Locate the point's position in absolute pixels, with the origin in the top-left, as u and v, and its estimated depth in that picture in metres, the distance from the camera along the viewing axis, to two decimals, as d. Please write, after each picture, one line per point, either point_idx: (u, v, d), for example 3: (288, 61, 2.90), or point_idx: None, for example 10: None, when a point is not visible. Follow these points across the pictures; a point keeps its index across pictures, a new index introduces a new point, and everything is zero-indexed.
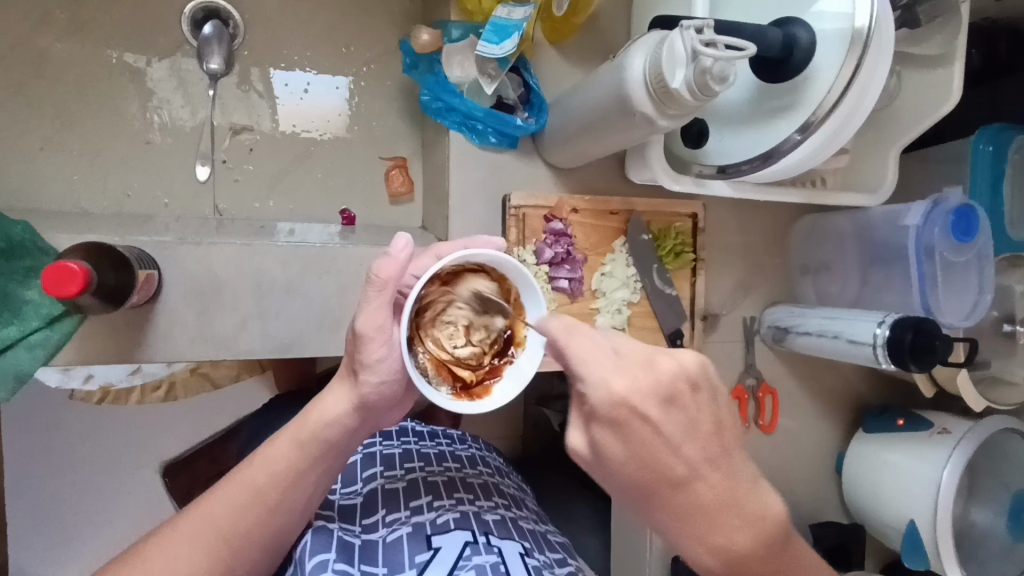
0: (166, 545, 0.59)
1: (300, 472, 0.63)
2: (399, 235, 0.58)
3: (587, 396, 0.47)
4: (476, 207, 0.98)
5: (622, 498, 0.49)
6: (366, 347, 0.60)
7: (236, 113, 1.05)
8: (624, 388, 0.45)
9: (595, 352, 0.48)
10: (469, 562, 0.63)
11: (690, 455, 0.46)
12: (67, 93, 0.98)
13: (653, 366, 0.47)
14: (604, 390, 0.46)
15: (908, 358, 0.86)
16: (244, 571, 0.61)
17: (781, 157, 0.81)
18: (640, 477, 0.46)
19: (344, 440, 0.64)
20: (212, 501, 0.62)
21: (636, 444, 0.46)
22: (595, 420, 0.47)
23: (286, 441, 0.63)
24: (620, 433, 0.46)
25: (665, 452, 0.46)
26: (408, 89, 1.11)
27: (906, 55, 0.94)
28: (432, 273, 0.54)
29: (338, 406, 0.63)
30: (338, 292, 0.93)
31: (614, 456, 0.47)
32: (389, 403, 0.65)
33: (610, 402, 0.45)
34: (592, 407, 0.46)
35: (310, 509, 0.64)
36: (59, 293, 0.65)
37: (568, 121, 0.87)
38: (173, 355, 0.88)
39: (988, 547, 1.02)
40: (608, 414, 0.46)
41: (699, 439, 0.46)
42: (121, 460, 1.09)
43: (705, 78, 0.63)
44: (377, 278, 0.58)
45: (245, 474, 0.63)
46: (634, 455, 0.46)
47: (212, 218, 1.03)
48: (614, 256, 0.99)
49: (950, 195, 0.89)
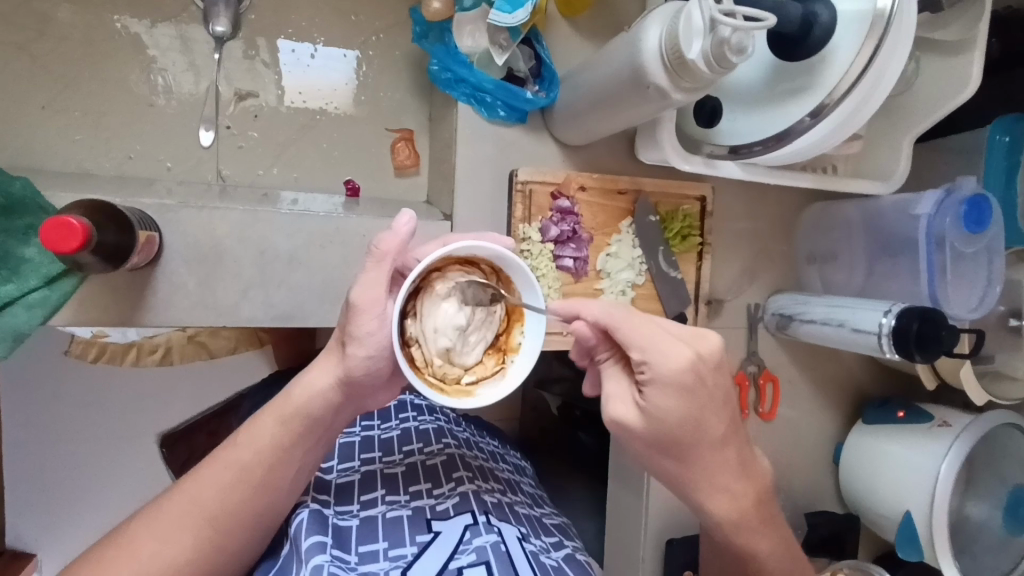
0: (151, 527, 0.59)
1: (285, 450, 0.62)
2: (403, 210, 0.59)
3: (653, 366, 0.52)
4: (482, 182, 0.97)
5: (654, 451, 0.57)
6: (357, 319, 0.58)
7: (243, 79, 1.03)
8: (688, 358, 0.52)
9: (652, 329, 0.54)
10: (469, 546, 0.63)
11: (726, 414, 0.54)
12: (70, 51, 0.97)
13: (700, 338, 0.55)
14: (675, 357, 0.52)
15: (914, 348, 0.85)
16: (233, 551, 0.62)
17: (794, 138, 0.80)
18: (688, 433, 0.54)
19: (329, 416, 0.63)
20: (194, 481, 0.61)
21: (695, 404, 0.53)
22: (658, 384, 0.53)
23: (270, 417, 0.62)
24: (679, 394, 0.53)
25: (711, 413, 0.54)
26: (417, 60, 1.09)
27: (925, 40, 0.92)
28: (438, 256, 0.53)
29: (323, 379, 0.62)
30: (339, 263, 0.92)
31: (669, 412, 0.53)
32: (375, 384, 0.63)
33: (678, 369, 0.52)
34: (657, 374, 0.52)
35: (295, 488, 0.64)
36: (59, 249, 0.64)
37: (579, 99, 0.85)
38: (173, 320, 0.87)
39: (982, 541, 1.02)
40: (673, 379, 0.52)
41: (729, 403, 0.55)
42: (119, 426, 1.09)
43: (723, 49, 0.61)
44: (377, 250, 0.58)
45: (229, 453, 0.62)
46: (687, 414, 0.53)
47: (215, 184, 1.01)
48: (621, 237, 0.98)
49: (962, 185, 0.88)
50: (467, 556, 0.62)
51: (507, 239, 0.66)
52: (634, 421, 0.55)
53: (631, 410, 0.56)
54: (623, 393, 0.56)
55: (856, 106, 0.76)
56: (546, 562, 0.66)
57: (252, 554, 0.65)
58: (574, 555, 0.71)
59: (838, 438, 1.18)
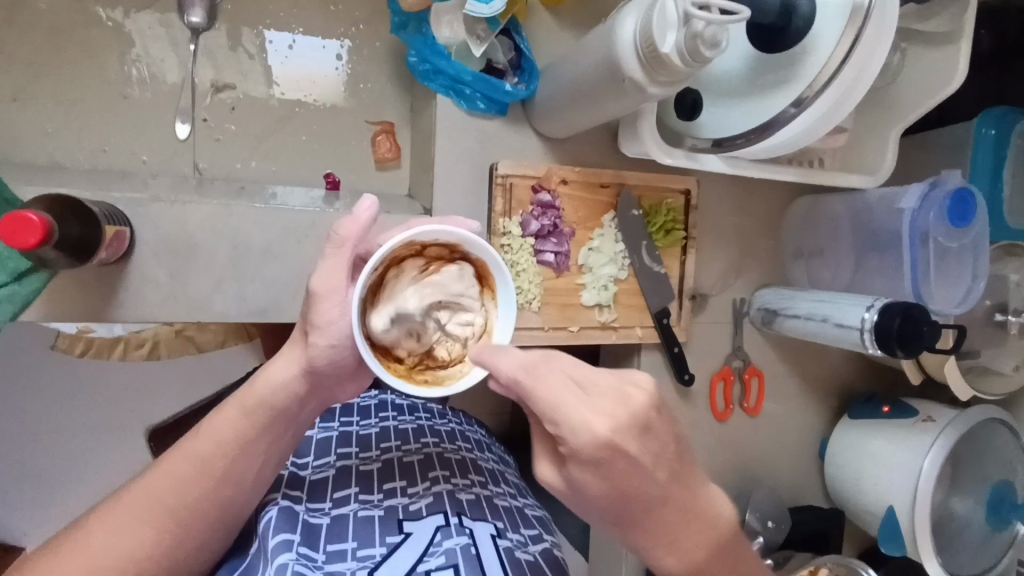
0: (108, 520, 0.58)
1: (248, 440, 0.62)
2: (365, 197, 0.57)
3: (569, 441, 0.46)
4: (461, 175, 0.95)
5: (599, 522, 0.51)
6: (318, 307, 0.58)
7: (220, 70, 1.02)
8: (606, 429, 0.46)
9: (561, 395, 0.47)
10: (439, 549, 0.62)
11: (661, 480, 0.48)
12: (41, 42, 0.95)
13: (625, 398, 0.47)
14: (589, 432, 0.45)
15: (895, 343, 0.84)
16: (194, 546, 0.61)
17: (779, 128, 0.79)
18: (613, 505, 0.48)
19: (293, 408, 0.63)
20: (153, 475, 0.60)
21: (615, 479, 0.47)
22: (575, 459, 0.47)
23: (233, 409, 0.62)
24: (599, 470, 0.47)
25: (642, 481, 0.47)
26: (398, 51, 1.07)
27: (911, 31, 0.91)
28: (401, 242, 0.52)
29: (285, 369, 0.62)
30: (317, 258, 0.91)
31: (589, 488, 0.48)
32: (339, 375, 0.63)
33: (593, 444, 0.46)
34: (574, 449, 0.47)
35: (259, 481, 0.64)
36: (18, 244, 0.63)
37: (558, 90, 0.84)
38: (146, 316, 0.86)
39: (966, 536, 1.02)
40: (590, 455, 0.46)
41: (665, 463, 0.48)
42: (96, 423, 1.07)
43: (696, 43, 0.60)
44: (337, 235, 0.56)
45: (189, 445, 0.62)
46: (613, 489, 0.47)
47: (192, 177, 1.00)
48: (603, 232, 0.97)
49: (948, 177, 0.86)
50: (436, 559, 0.60)
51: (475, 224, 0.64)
52: (556, 485, 0.51)
53: (557, 473, 0.51)
54: (548, 457, 0.51)
55: (839, 98, 0.75)
56: (520, 558, 0.64)
57: (217, 548, 0.64)
58: (552, 549, 0.71)
59: (824, 433, 1.18)
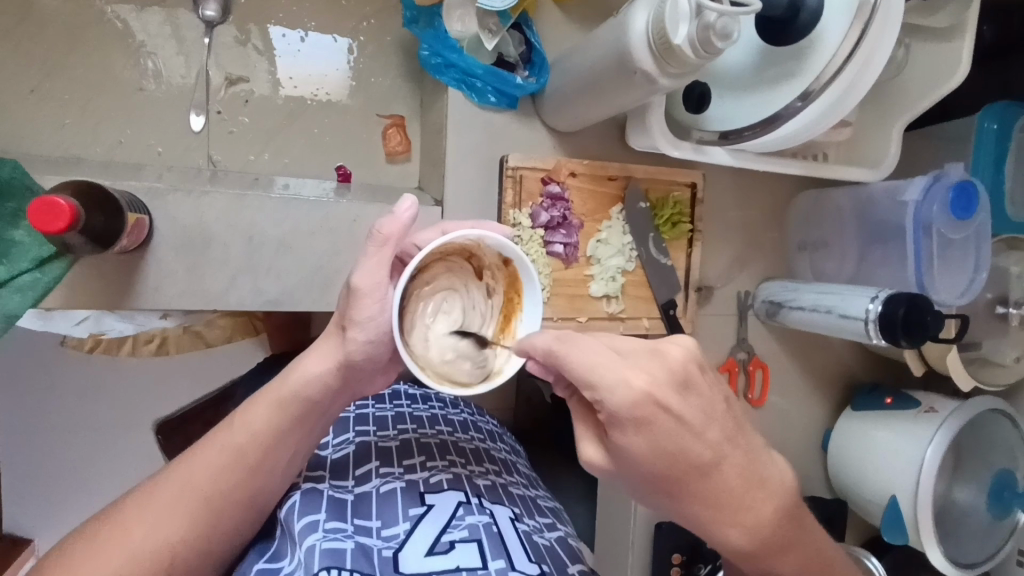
0: (144, 508, 0.59)
1: (279, 434, 0.63)
2: (406, 196, 0.59)
3: (607, 403, 0.48)
4: (471, 168, 0.97)
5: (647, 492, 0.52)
6: (358, 303, 0.59)
7: (232, 64, 1.03)
8: (643, 383, 0.48)
9: (602, 359, 0.49)
10: (462, 522, 0.64)
11: (712, 437, 0.49)
12: (57, 36, 0.96)
13: (660, 354, 0.50)
14: (627, 387, 0.48)
15: (900, 334, 0.86)
16: (226, 532, 0.62)
17: (784, 121, 0.80)
18: (665, 470, 0.50)
19: (326, 401, 0.64)
20: (189, 463, 0.62)
21: (658, 437, 0.48)
22: (616, 423, 0.49)
23: (266, 402, 0.64)
24: (640, 430, 0.48)
25: (687, 437, 0.49)
26: (409, 45, 1.09)
27: (915, 27, 0.92)
28: (439, 243, 0.52)
29: (321, 364, 0.63)
30: (331, 249, 0.93)
31: (636, 453, 0.49)
32: (372, 368, 0.65)
33: (632, 402, 0.47)
34: (612, 412, 0.48)
35: (290, 471, 0.65)
36: (46, 230, 0.65)
37: (567, 83, 0.86)
38: (162, 304, 0.88)
39: (969, 524, 1.04)
40: (629, 414, 0.48)
41: (714, 421, 0.50)
42: (109, 414, 1.08)
43: (708, 34, 0.62)
44: (378, 234, 0.59)
45: (224, 436, 0.63)
46: (659, 451, 0.48)
47: (206, 169, 1.01)
48: (610, 223, 0.99)
49: (950, 170, 0.88)
50: (459, 531, 0.63)
51: (505, 225, 0.68)
52: (602, 463, 0.53)
53: (599, 450, 0.53)
54: (590, 431, 0.54)
55: (842, 92, 0.77)
56: (538, 543, 0.66)
57: (246, 536, 0.66)
58: (567, 538, 0.72)
59: (827, 424, 1.19)
